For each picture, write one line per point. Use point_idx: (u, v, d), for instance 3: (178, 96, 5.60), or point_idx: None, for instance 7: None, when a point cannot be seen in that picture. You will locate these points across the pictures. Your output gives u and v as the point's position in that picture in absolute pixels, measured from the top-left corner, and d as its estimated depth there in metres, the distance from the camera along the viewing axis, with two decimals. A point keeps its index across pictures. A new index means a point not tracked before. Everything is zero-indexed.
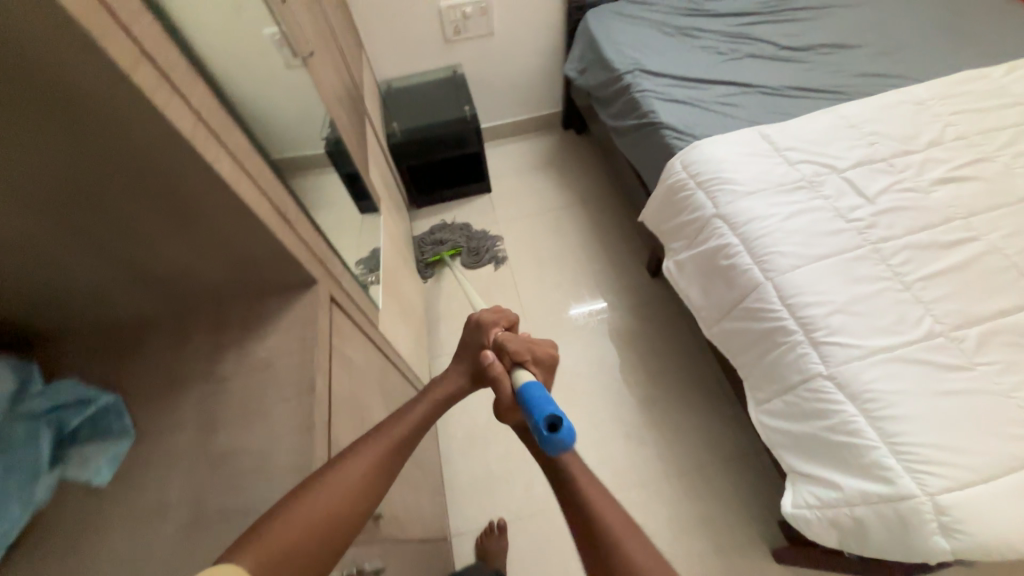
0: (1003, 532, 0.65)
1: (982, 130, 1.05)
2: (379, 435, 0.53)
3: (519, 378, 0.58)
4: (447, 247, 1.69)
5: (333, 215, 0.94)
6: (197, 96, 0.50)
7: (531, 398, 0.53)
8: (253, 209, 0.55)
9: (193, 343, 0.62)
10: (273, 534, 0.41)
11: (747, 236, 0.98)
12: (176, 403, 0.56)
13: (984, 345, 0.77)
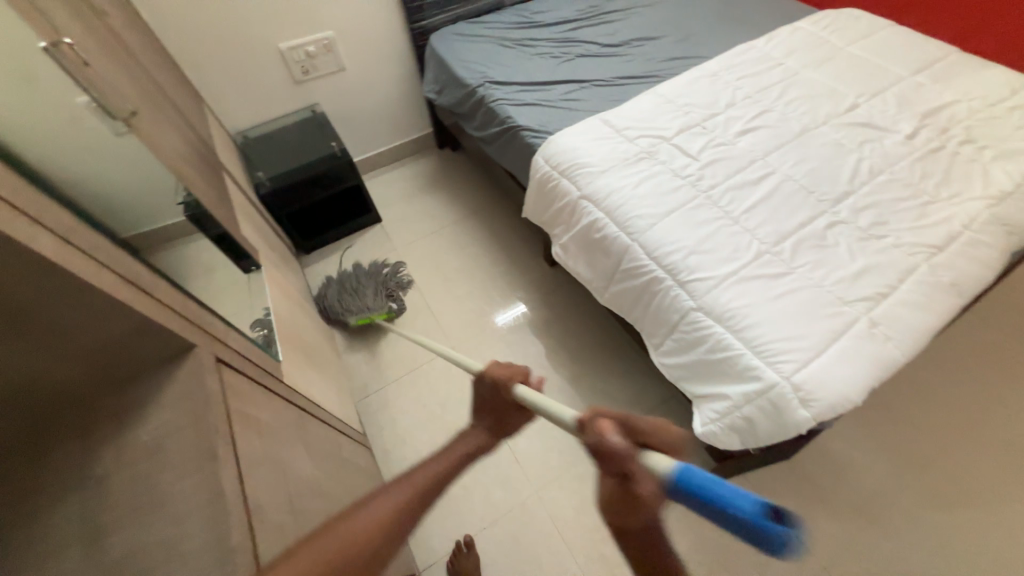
0: (842, 389, 0.80)
1: (760, 89, 1.34)
2: (390, 494, 0.53)
3: (662, 468, 0.37)
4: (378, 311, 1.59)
5: (209, 282, 0.91)
6: (6, 185, 0.48)
7: (701, 489, 0.34)
8: (98, 288, 0.53)
9: (51, 453, 0.55)
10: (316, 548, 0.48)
11: (610, 208, 1.11)
12: (38, 523, 0.49)
13: (797, 252, 0.97)
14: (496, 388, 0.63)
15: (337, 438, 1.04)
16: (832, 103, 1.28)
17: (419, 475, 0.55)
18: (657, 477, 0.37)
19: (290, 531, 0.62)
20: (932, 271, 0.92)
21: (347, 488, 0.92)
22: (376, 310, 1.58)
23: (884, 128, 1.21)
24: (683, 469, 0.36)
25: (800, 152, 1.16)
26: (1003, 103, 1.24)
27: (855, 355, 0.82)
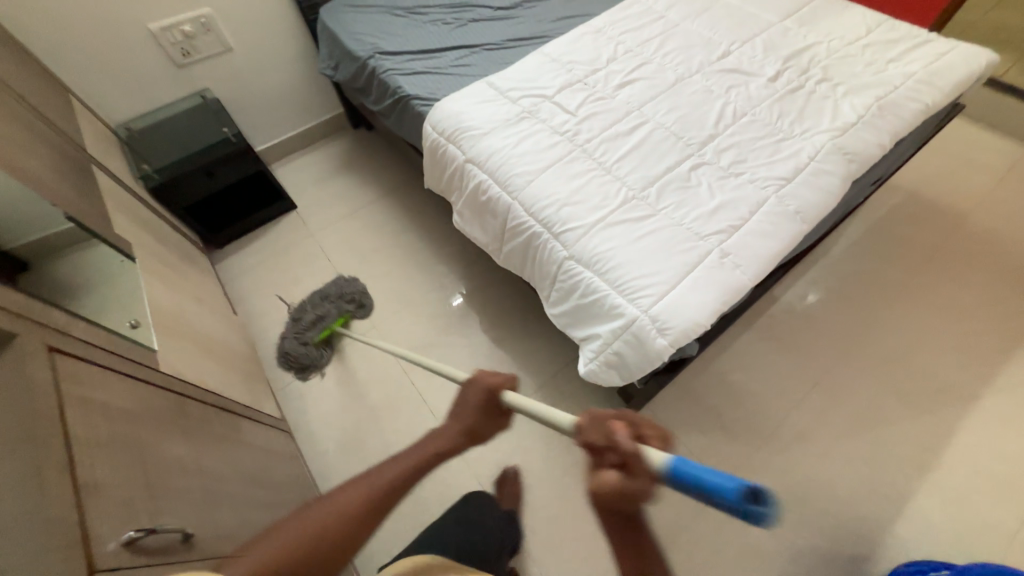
0: (693, 316, 0.86)
1: (640, 43, 1.37)
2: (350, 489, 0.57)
3: (657, 459, 0.42)
4: (334, 316, 1.54)
5: (69, 273, 0.86)
6: None
7: (696, 477, 0.39)
8: None
9: None
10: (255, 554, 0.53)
11: (492, 169, 1.12)
12: None
13: (662, 195, 1.02)
14: (489, 394, 0.63)
15: (238, 423, 1.03)
16: (706, 52, 1.33)
17: (384, 473, 0.58)
18: (653, 466, 0.42)
19: (141, 505, 0.62)
20: (778, 203, 1.00)
21: (243, 469, 0.92)
22: (330, 313, 1.53)
23: (749, 72, 1.26)
24: (672, 459, 0.41)
25: (672, 101, 1.20)
26: (859, 41, 1.31)
27: (705, 285, 0.88)
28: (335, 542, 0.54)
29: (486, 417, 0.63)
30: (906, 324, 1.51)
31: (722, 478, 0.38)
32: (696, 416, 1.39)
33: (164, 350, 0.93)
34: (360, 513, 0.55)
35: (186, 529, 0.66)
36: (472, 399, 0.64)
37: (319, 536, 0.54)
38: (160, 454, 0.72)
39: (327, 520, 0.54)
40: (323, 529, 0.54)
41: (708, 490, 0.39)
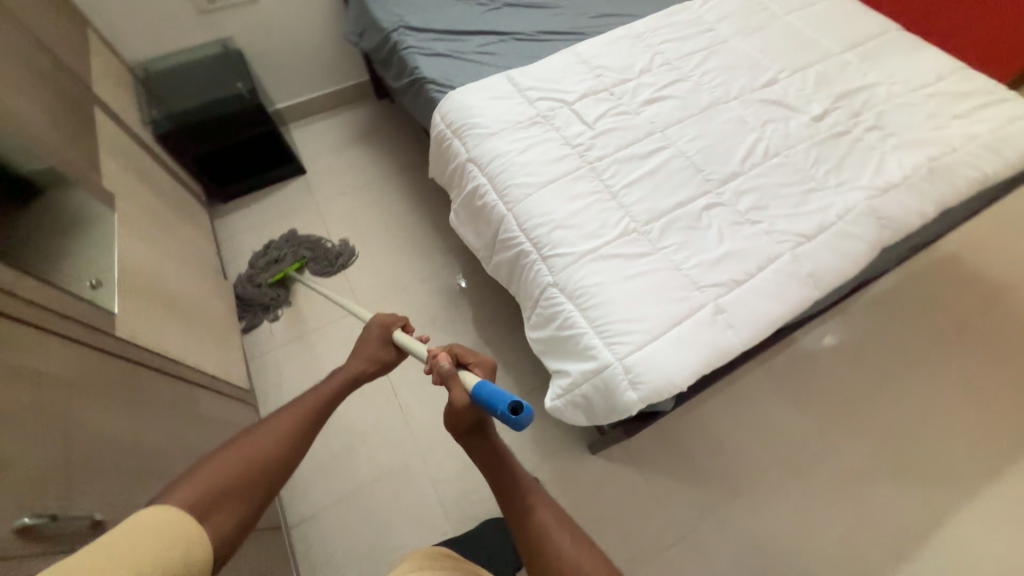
0: (670, 375, 0.79)
1: (681, 55, 1.26)
2: (289, 408, 0.64)
3: (468, 380, 0.63)
4: (291, 261, 1.58)
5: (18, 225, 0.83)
6: None
7: (485, 393, 0.60)
8: None
9: None
10: (208, 468, 0.55)
11: (491, 174, 1.05)
12: None
13: (665, 233, 0.94)
14: (382, 329, 0.81)
15: (195, 395, 1.02)
16: (750, 76, 1.21)
17: (314, 393, 0.68)
18: (466, 386, 0.63)
19: (52, 485, 0.60)
20: (793, 262, 0.90)
21: (186, 445, 0.91)
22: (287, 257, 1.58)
23: (793, 107, 1.15)
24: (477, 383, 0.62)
25: (699, 128, 1.10)
26: (924, 89, 1.17)
27: (690, 341, 0.81)
28: (281, 456, 0.59)
29: (386, 349, 0.80)
30: (917, 400, 1.40)
31: (500, 393, 0.58)
32: (670, 460, 1.33)
33: (125, 313, 0.92)
34: (298, 428, 0.63)
35: (97, 513, 0.65)
36: (369, 336, 0.80)
37: (270, 450, 0.59)
38: (89, 429, 0.70)
39: (272, 436, 0.60)
40: (271, 445, 0.59)
41: (491, 403, 0.59)
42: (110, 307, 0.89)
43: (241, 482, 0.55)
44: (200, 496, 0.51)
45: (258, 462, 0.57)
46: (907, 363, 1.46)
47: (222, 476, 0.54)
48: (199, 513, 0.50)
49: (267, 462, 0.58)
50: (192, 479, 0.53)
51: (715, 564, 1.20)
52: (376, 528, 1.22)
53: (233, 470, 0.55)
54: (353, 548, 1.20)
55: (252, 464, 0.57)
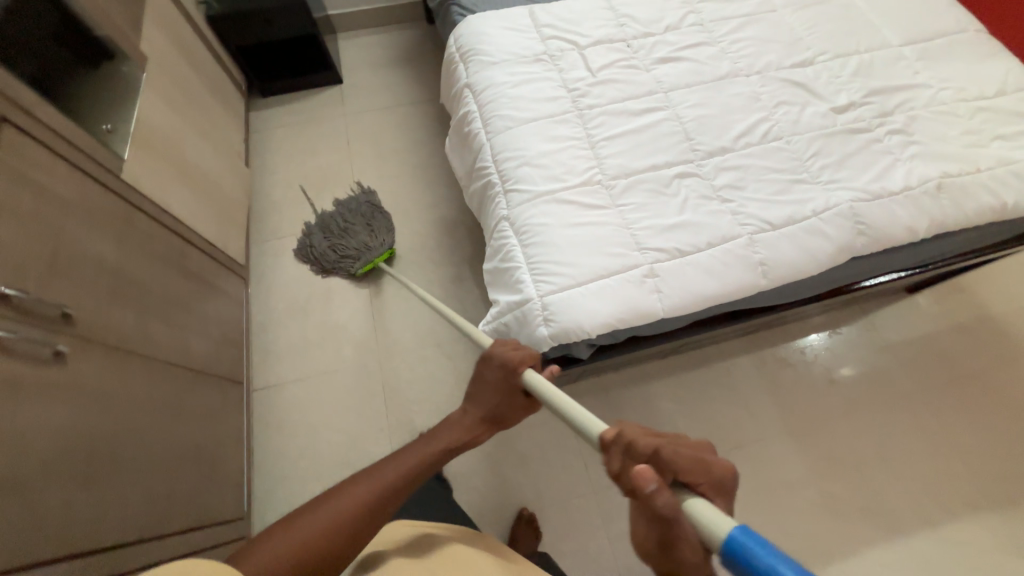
0: (583, 321, 0.82)
1: (717, 18, 1.18)
2: (379, 473, 0.59)
3: (714, 525, 0.42)
4: (379, 252, 1.49)
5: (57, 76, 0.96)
6: None
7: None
8: None
9: None
10: (290, 536, 0.52)
11: (482, 103, 1.07)
12: None
13: (628, 191, 0.93)
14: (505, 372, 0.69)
15: (186, 251, 1.15)
16: (783, 53, 1.12)
17: (406, 458, 0.62)
18: (706, 532, 0.42)
19: (32, 272, 0.73)
20: (747, 246, 0.88)
21: (166, 288, 1.04)
22: (375, 246, 1.48)
23: (817, 94, 1.06)
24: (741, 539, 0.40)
25: (705, 96, 1.05)
26: (977, 101, 1.05)
27: (613, 295, 0.83)
28: (359, 530, 0.55)
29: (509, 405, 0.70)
30: (878, 433, 1.35)
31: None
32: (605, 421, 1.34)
33: (132, 161, 1.04)
34: (377, 500, 0.57)
35: (68, 309, 0.78)
36: (489, 376, 0.71)
37: (352, 521, 0.55)
38: (77, 244, 0.83)
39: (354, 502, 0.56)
40: (348, 516, 0.55)
41: None
42: (118, 152, 1.01)
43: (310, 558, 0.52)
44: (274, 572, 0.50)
45: (332, 535, 0.53)
46: (882, 394, 1.39)
47: (293, 552, 0.51)
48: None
49: (337, 536, 0.54)
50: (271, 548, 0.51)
51: None
52: (324, 410, 1.36)
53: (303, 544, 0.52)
54: (300, 420, 1.35)
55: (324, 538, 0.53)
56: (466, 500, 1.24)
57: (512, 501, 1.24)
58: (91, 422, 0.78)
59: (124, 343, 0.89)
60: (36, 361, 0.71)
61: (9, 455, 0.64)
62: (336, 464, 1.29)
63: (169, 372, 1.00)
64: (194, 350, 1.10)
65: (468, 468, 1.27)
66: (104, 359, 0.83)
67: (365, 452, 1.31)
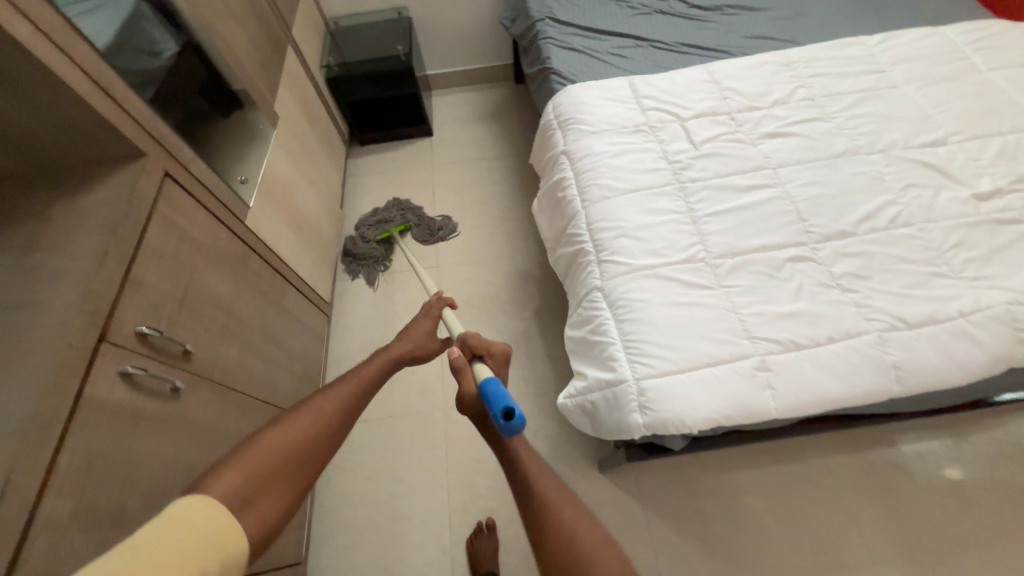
0: (685, 413, 0.75)
1: (830, 93, 1.13)
2: (332, 389, 0.65)
3: (479, 373, 0.72)
4: (396, 223, 1.68)
5: (208, 133, 1.09)
6: (47, 19, 0.65)
7: (487, 389, 0.65)
8: (76, 89, 0.69)
9: (51, 196, 0.79)
10: (256, 451, 0.55)
11: (578, 170, 1.08)
12: (34, 238, 0.74)
13: (735, 271, 0.88)
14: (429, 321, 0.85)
15: (285, 289, 1.23)
16: (909, 131, 1.04)
17: (354, 376, 0.69)
18: (477, 377, 0.72)
19: (166, 311, 0.80)
20: (877, 345, 0.78)
21: (265, 325, 1.11)
22: (393, 218, 1.68)
23: (953, 177, 0.97)
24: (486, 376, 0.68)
25: (820, 174, 0.99)
26: None
27: (718, 386, 0.76)
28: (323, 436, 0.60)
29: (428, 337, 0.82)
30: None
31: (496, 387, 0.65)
32: (680, 511, 1.19)
33: (255, 208, 1.15)
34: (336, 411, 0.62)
35: (189, 346, 0.84)
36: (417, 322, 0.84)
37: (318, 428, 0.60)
38: (204, 283, 0.91)
39: (310, 420, 0.60)
40: (309, 425, 0.60)
41: (490, 399, 0.65)
42: (247, 200, 1.11)
43: (277, 467, 0.54)
44: (246, 479, 0.51)
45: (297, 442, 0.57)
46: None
47: (262, 458, 0.54)
48: (244, 498, 0.50)
49: (304, 443, 0.58)
50: (238, 463, 0.52)
51: None
52: (385, 455, 1.35)
53: (265, 456, 0.54)
54: (362, 463, 1.34)
55: (287, 449, 0.56)
56: None
57: None
58: (191, 457, 0.82)
59: (226, 379, 0.94)
60: (156, 396, 0.76)
61: (121, 487, 0.68)
62: (391, 516, 1.26)
63: (257, 408, 1.04)
64: (280, 385, 1.15)
65: (527, 542, 1.19)
66: (210, 393, 0.89)
67: (421, 507, 1.26)
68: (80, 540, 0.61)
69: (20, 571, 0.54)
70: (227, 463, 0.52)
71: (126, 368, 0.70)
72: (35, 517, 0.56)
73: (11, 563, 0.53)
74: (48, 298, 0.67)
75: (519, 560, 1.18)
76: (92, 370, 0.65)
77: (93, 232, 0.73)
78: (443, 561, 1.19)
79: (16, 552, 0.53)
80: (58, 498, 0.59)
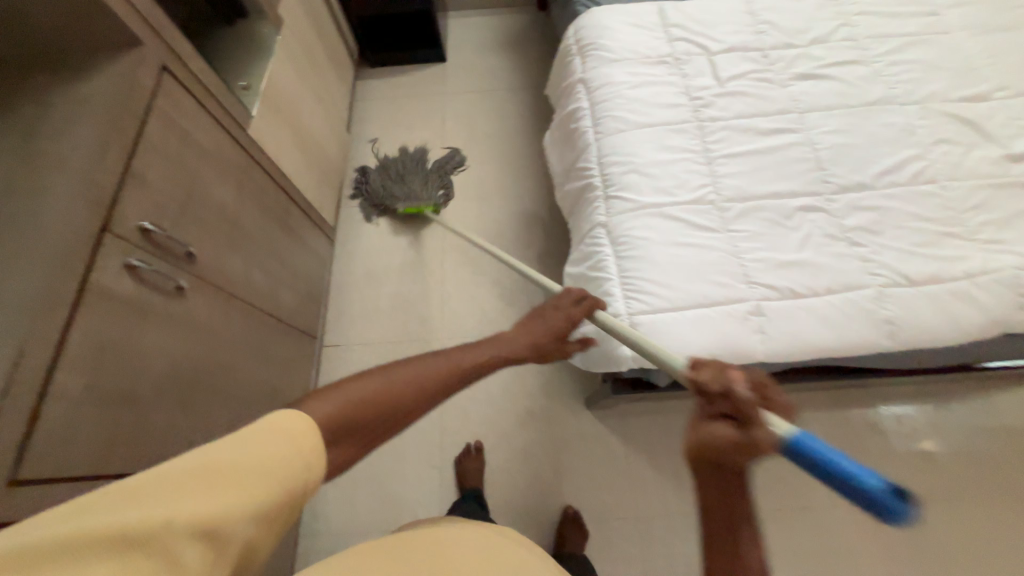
0: (672, 349, 0.77)
1: (875, 35, 1.04)
2: (443, 356, 0.59)
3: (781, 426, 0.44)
4: (427, 202, 1.52)
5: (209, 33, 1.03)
6: None
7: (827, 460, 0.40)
8: None
9: (50, 82, 0.77)
10: (356, 388, 0.50)
11: (594, 101, 1.02)
12: (33, 125, 0.73)
13: (743, 216, 0.86)
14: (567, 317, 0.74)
15: (289, 207, 1.22)
16: (952, 82, 0.97)
17: (470, 354, 0.62)
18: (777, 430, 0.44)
19: (169, 211, 0.80)
20: (875, 299, 0.78)
21: (268, 240, 1.11)
22: (425, 198, 1.50)
23: (988, 134, 0.91)
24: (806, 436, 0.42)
25: (848, 122, 0.94)
26: None
27: (709, 327, 0.77)
28: (414, 405, 0.53)
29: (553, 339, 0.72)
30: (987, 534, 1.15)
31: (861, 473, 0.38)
32: (658, 449, 1.26)
33: (258, 118, 1.11)
34: (435, 383, 0.56)
35: (192, 249, 0.84)
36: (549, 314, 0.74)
37: (413, 392, 0.53)
38: (207, 189, 0.90)
39: (412, 379, 0.54)
40: (410, 386, 0.53)
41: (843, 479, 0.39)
42: (249, 109, 1.08)
43: (364, 418, 0.49)
44: (336, 418, 0.47)
45: (394, 398, 0.51)
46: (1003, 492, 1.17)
47: (357, 401, 0.49)
48: (327, 440, 0.46)
49: (398, 402, 0.52)
50: (337, 395, 0.48)
51: (657, 560, 1.16)
52: None
53: (359, 402, 0.49)
54: None
55: (382, 401, 0.50)
56: (504, 496, 1.24)
57: (552, 509, 1.22)
58: (197, 355, 0.85)
59: (231, 287, 0.96)
60: (161, 293, 0.78)
61: (129, 373, 0.71)
62: None
63: (261, 319, 1.06)
64: (283, 300, 1.18)
65: (511, 465, 1.27)
66: (214, 298, 0.91)
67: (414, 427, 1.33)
68: (92, 414, 0.65)
69: (37, 432, 0.58)
70: (327, 393, 0.49)
71: (131, 261, 0.71)
72: (49, 387, 0.59)
73: (29, 423, 0.57)
74: (51, 184, 0.67)
75: (502, 479, 1.26)
76: (97, 258, 0.67)
77: (92, 120, 0.71)
78: (433, 475, 1.28)
79: (33, 417, 0.57)
80: (70, 373, 0.62)
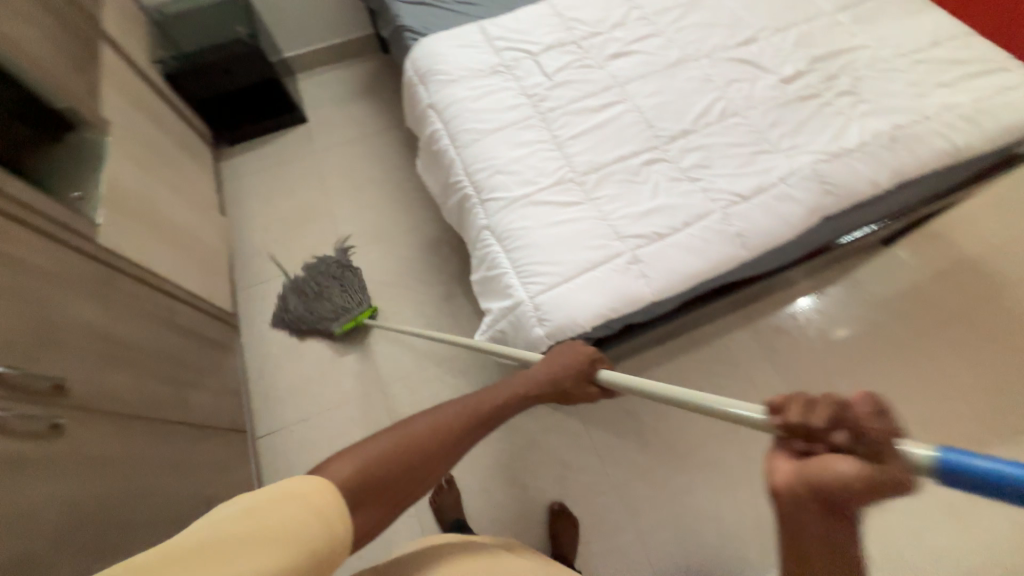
0: (576, 315, 0.83)
1: (659, 11, 1.22)
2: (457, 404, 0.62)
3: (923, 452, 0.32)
4: (359, 309, 1.46)
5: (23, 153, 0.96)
6: None
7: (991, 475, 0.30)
8: None
9: None
10: (378, 443, 0.54)
11: (446, 120, 1.09)
12: None
13: (601, 184, 0.96)
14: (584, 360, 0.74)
15: (172, 305, 1.15)
16: (727, 34, 1.17)
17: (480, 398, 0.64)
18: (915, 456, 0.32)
19: (20, 347, 0.72)
20: (722, 220, 0.91)
21: (157, 346, 1.03)
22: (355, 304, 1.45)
23: (764, 67, 1.11)
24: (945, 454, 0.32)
25: (659, 85, 1.09)
26: (915, 54, 1.10)
27: (599, 286, 0.85)
28: (435, 460, 0.56)
29: (561, 380, 0.73)
30: (893, 384, 1.32)
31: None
32: (614, 415, 1.32)
33: (108, 225, 1.04)
34: (454, 436, 0.58)
35: (60, 379, 0.76)
36: (563, 360, 0.74)
37: (435, 448, 0.56)
38: (64, 312, 0.82)
39: (431, 432, 0.57)
40: (430, 441, 0.56)
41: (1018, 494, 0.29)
42: (93, 218, 1.00)
43: (387, 480, 0.52)
44: (358, 482, 0.50)
45: (414, 454, 0.54)
46: (897, 346, 1.36)
47: (381, 458, 0.52)
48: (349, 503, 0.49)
49: (419, 459, 0.55)
50: (361, 451, 0.52)
51: (642, 518, 1.21)
52: (331, 446, 1.34)
53: (384, 460, 0.52)
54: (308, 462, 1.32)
55: (401, 457, 0.53)
56: (488, 514, 1.23)
57: (537, 508, 1.23)
58: (99, 489, 0.77)
59: (122, 406, 0.88)
60: (36, 437, 0.70)
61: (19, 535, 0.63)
62: None
63: (171, 428, 0.98)
64: (193, 402, 1.09)
65: (488, 483, 1.26)
66: (104, 423, 0.83)
67: None
68: None
69: None
70: (353, 449, 0.52)
71: None
72: None
73: None
74: None
75: (480, 499, 1.25)
76: None
77: None
78: (411, 522, 1.23)
79: None
80: None
